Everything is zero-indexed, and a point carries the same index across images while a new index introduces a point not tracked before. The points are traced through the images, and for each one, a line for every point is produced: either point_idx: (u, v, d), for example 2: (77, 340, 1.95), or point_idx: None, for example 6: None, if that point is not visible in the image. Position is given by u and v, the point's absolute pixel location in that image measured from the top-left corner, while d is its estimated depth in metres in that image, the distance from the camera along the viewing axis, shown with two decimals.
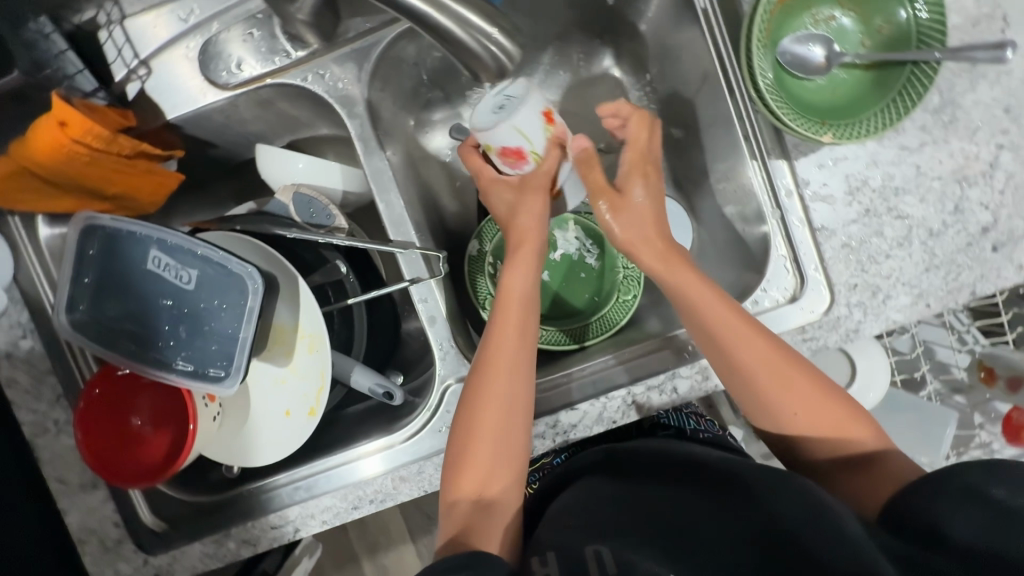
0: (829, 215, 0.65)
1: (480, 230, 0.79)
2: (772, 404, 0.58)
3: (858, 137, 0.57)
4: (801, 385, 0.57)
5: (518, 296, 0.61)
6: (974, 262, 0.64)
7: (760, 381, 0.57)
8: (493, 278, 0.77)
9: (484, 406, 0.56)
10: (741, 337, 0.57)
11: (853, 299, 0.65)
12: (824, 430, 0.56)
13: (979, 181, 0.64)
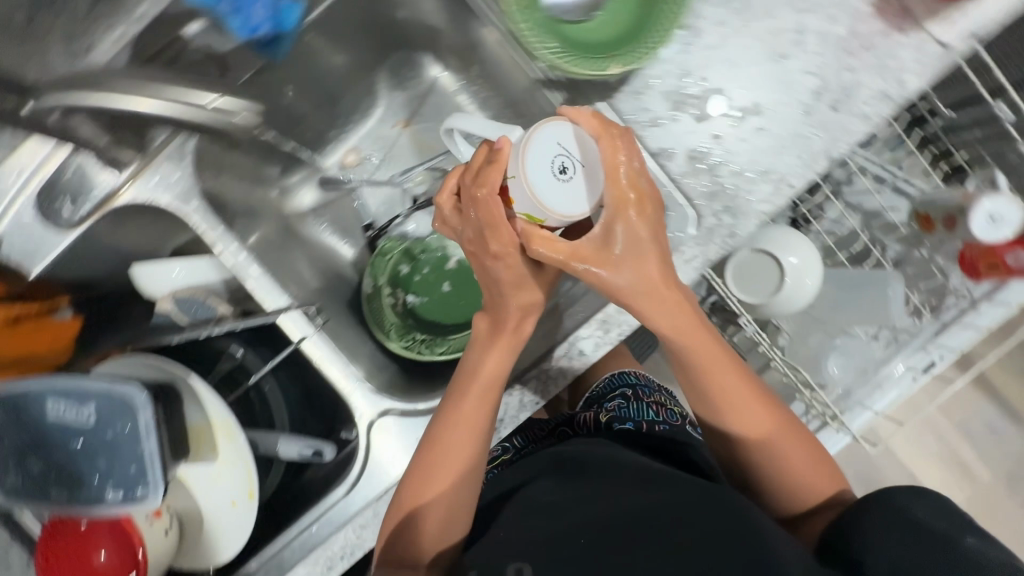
0: (664, 137, 0.65)
1: (370, 267, 0.81)
2: (740, 429, 0.64)
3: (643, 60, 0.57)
4: (769, 428, 0.63)
5: (495, 378, 0.61)
6: (818, 130, 0.64)
7: (728, 408, 0.63)
8: (396, 306, 0.79)
9: (447, 468, 0.61)
10: (719, 375, 0.62)
11: (717, 208, 0.65)
12: (781, 467, 0.64)
13: (794, 51, 0.63)
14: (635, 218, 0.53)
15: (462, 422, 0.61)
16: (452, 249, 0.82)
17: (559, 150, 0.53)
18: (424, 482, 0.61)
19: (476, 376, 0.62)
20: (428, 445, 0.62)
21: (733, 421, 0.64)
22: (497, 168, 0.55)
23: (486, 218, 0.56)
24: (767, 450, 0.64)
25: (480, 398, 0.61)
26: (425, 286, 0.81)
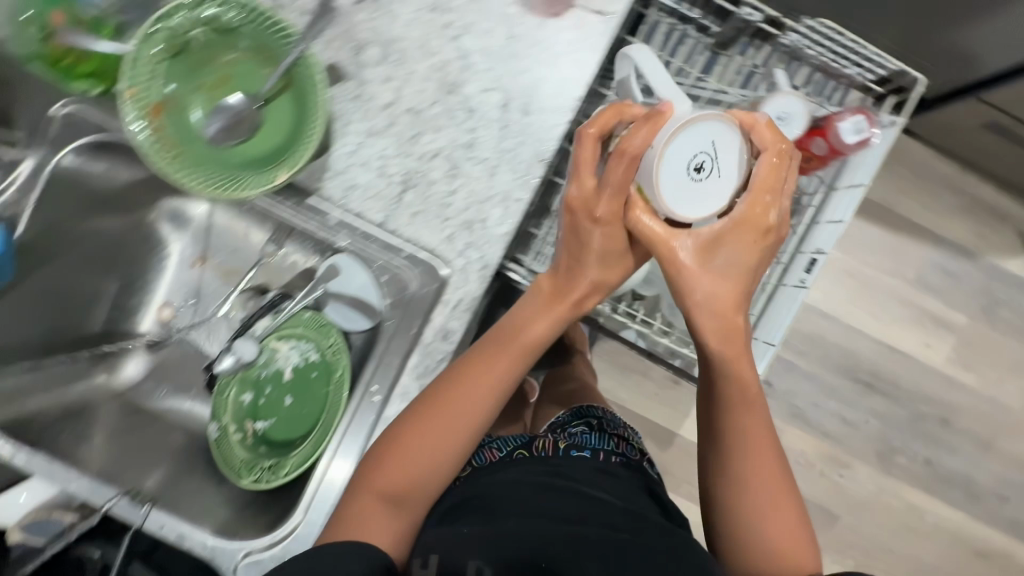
0: (383, 204, 0.65)
1: (213, 411, 0.83)
2: (738, 441, 0.64)
3: (306, 158, 0.58)
4: (767, 455, 0.63)
5: (519, 348, 0.64)
6: (520, 139, 0.64)
7: (739, 407, 0.64)
8: (244, 441, 0.81)
9: (401, 466, 0.61)
10: (733, 360, 0.63)
11: (460, 247, 0.65)
12: (765, 511, 0.62)
13: (465, 77, 0.63)
14: (675, 237, 0.60)
15: (443, 430, 0.61)
16: (283, 361, 0.84)
17: (700, 148, 0.56)
18: (390, 471, 0.61)
19: (504, 330, 0.65)
20: (437, 406, 0.61)
21: (744, 427, 0.64)
22: (585, 162, 0.61)
23: (612, 180, 0.59)
24: (754, 481, 0.63)
25: (484, 382, 0.63)
26: (270, 408, 0.83)
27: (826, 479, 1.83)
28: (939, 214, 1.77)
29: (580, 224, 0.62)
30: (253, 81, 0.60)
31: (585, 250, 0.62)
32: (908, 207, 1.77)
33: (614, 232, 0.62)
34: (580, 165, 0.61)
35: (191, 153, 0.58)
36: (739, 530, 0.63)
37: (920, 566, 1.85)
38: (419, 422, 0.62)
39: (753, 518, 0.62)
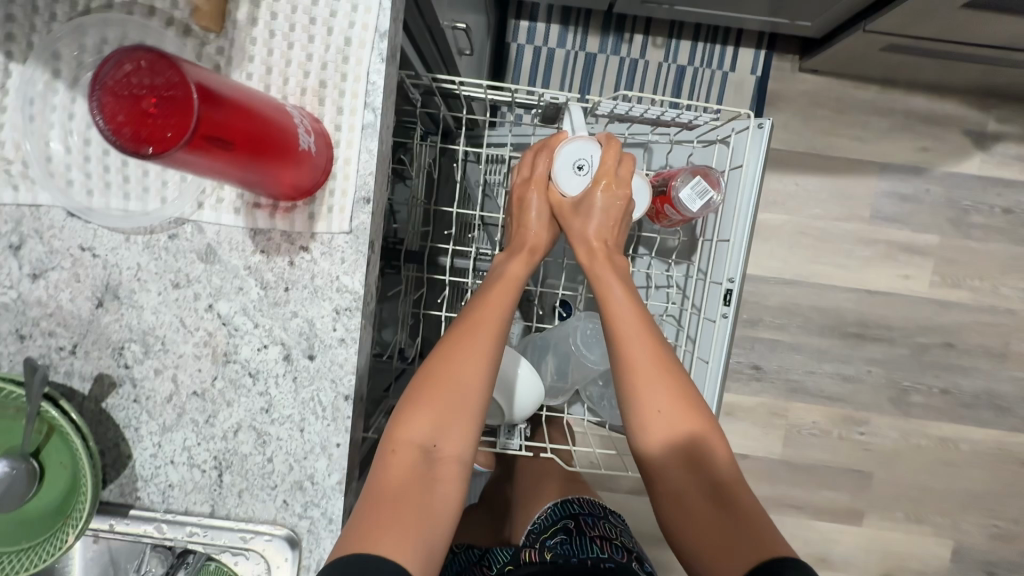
0: (204, 494, 0.60)
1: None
2: (650, 389, 0.66)
3: (94, 501, 0.54)
4: (655, 383, 0.66)
5: (508, 294, 0.71)
6: (314, 383, 0.58)
7: (643, 357, 0.67)
8: None
9: (412, 453, 0.60)
10: (615, 310, 0.71)
11: (298, 510, 0.60)
12: (675, 468, 0.64)
13: (234, 342, 0.58)
14: (570, 215, 0.79)
15: (450, 386, 0.63)
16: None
17: (581, 155, 0.78)
18: (422, 426, 0.61)
19: (501, 279, 0.72)
20: (425, 389, 0.63)
21: (644, 354, 0.67)
22: (530, 167, 0.82)
23: (541, 152, 0.81)
24: (670, 437, 0.65)
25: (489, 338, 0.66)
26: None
27: (849, 442, 1.73)
28: (874, 141, 1.65)
29: (525, 237, 0.79)
30: (10, 439, 0.56)
31: (532, 238, 0.79)
32: (840, 144, 1.65)
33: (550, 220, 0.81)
34: (522, 184, 0.82)
35: None
36: (698, 526, 0.62)
37: (974, 495, 1.75)
38: (430, 376, 0.63)
39: (676, 448, 0.65)
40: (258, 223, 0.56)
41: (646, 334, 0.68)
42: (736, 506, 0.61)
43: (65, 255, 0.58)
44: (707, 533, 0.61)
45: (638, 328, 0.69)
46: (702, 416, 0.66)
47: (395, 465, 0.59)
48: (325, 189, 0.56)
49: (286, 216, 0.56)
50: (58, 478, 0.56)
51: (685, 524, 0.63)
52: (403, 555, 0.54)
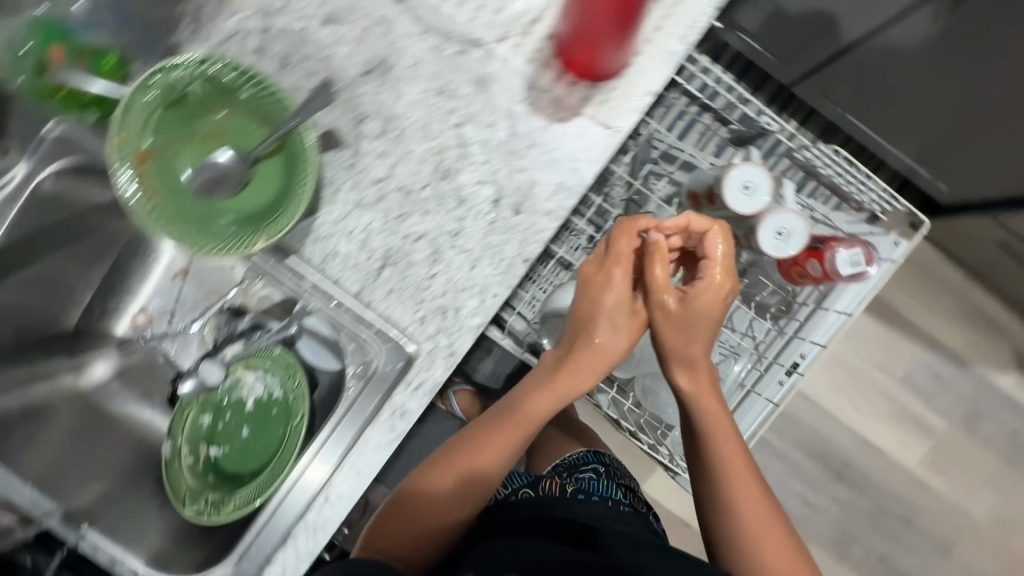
0: (359, 276, 0.65)
1: (167, 431, 0.83)
2: (719, 486, 0.73)
3: (278, 232, 0.57)
4: (745, 483, 0.73)
5: (528, 420, 0.75)
6: (507, 234, 0.63)
7: (721, 455, 0.73)
8: (195, 466, 0.81)
9: (467, 479, 0.75)
10: (714, 418, 0.74)
11: (431, 330, 0.65)
12: (753, 568, 0.70)
13: (461, 165, 0.63)
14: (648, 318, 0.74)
15: (500, 439, 0.75)
16: (247, 391, 0.85)
17: (751, 175, 0.82)
18: (489, 460, 0.75)
19: (513, 410, 0.76)
20: (504, 423, 0.76)
21: (722, 454, 0.74)
22: (621, 254, 0.73)
23: (615, 254, 0.73)
24: (734, 525, 0.72)
25: (515, 429, 0.75)
26: (227, 435, 0.83)
27: None
28: (939, 318, 1.75)
29: (593, 347, 0.72)
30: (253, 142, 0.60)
31: (605, 349, 0.73)
32: (909, 305, 1.75)
33: (637, 321, 0.74)
34: (595, 266, 0.74)
35: (180, 200, 0.59)
36: (744, 566, 0.70)
37: None
38: (500, 432, 0.76)
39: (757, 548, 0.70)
40: (540, 81, 0.61)
41: (727, 433, 0.74)
42: (774, 562, 0.70)
43: (365, 18, 0.62)
44: None
45: (719, 423, 0.74)
46: (765, 503, 0.73)
47: (434, 486, 0.75)
48: (610, 83, 0.61)
49: (565, 87, 0.61)
50: (264, 194, 0.61)
51: None
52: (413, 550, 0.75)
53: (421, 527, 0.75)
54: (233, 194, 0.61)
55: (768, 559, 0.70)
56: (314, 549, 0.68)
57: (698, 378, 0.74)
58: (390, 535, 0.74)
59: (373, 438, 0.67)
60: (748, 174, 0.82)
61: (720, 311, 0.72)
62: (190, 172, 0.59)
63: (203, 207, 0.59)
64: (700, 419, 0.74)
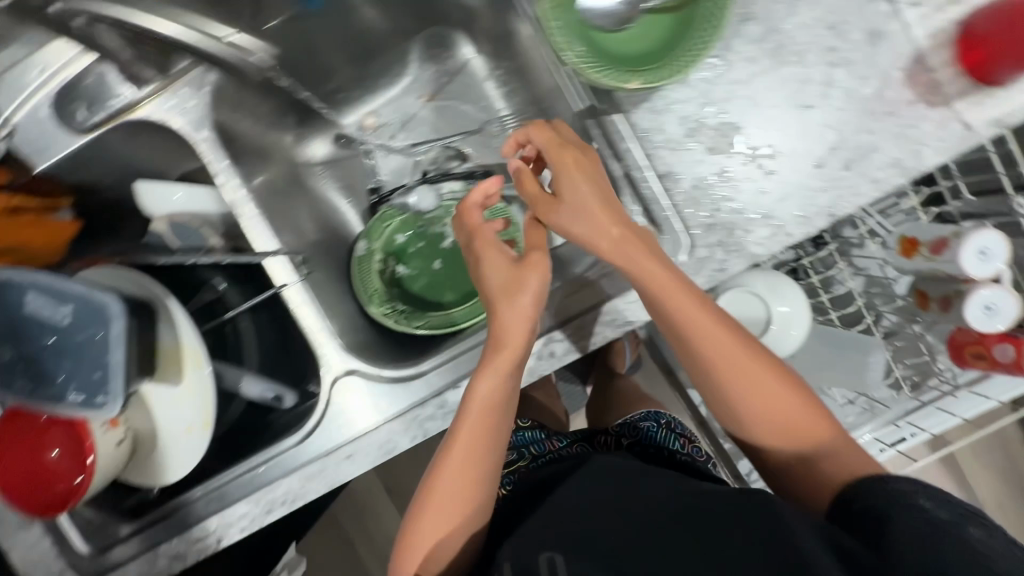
0: (672, 161, 0.65)
1: (365, 231, 0.82)
2: (738, 400, 0.61)
3: (660, 81, 0.56)
4: (769, 378, 0.61)
5: (492, 399, 0.61)
6: (827, 184, 0.64)
7: (735, 372, 0.61)
8: (382, 273, 0.81)
9: (466, 479, 0.62)
10: (705, 338, 0.60)
11: (712, 240, 0.65)
12: (757, 400, 0.61)
13: (817, 103, 0.63)
14: (542, 259, 0.61)
15: (477, 430, 0.61)
16: (449, 229, 0.84)
17: (990, 246, 0.73)
18: (460, 467, 0.62)
19: (472, 398, 0.61)
20: (468, 404, 0.61)
21: (734, 392, 0.61)
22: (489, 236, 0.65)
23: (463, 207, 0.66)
24: (762, 430, 0.62)
25: (482, 419, 0.61)
26: (416, 259, 0.83)
27: None
28: None
29: (502, 320, 0.60)
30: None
31: (505, 327, 0.60)
32: None
33: (533, 271, 0.61)
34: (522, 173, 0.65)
35: (573, 14, 0.60)
36: (792, 474, 0.61)
37: None
38: (456, 441, 0.62)
39: (774, 439, 0.62)
40: (930, 59, 0.62)
41: (725, 350, 0.60)
42: (831, 458, 0.59)
43: None
44: (800, 451, 0.60)
45: (707, 335, 0.60)
46: (797, 396, 0.61)
47: (431, 518, 0.62)
48: (995, 90, 0.61)
49: (949, 75, 0.62)
50: (644, 45, 0.60)
51: (775, 442, 0.61)
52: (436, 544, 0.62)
53: (446, 536, 0.62)
54: (615, 32, 0.61)
55: (784, 444, 0.61)
56: None
57: (672, 312, 0.59)
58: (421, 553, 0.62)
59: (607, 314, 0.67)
60: (995, 250, 0.74)
61: (586, 180, 0.60)
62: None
63: (587, 29, 0.61)
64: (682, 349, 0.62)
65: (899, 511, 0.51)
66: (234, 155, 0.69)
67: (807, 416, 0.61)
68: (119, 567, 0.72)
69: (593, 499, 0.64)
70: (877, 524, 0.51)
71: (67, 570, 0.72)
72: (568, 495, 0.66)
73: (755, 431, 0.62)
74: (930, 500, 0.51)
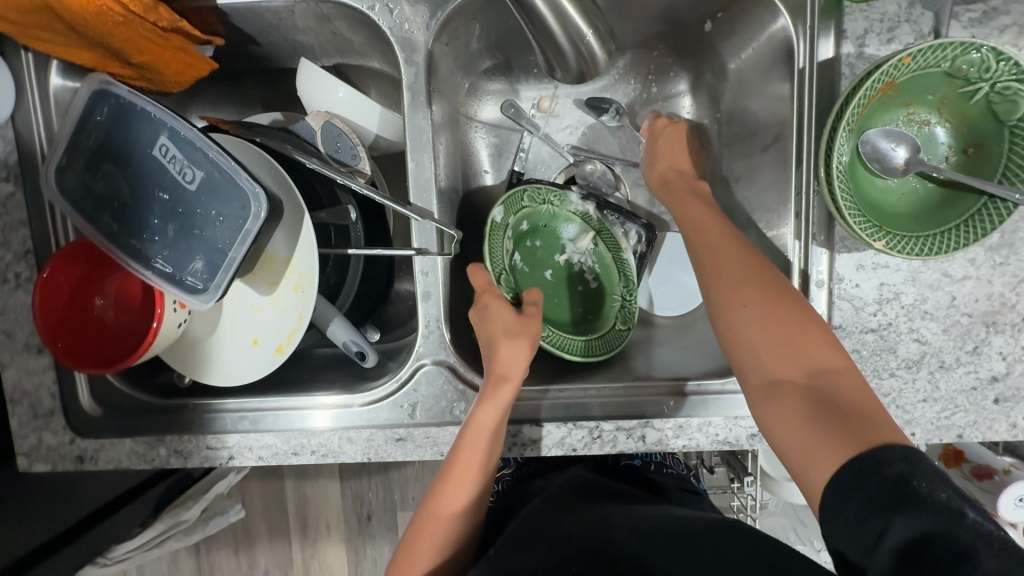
0: (851, 318, 0.62)
1: (505, 200, 0.73)
2: (761, 359, 0.48)
3: (910, 256, 0.53)
4: (800, 336, 0.48)
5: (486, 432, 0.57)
6: (971, 407, 0.63)
7: (763, 326, 0.49)
8: (506, 253, 0.74)
9: (450, 501, 0.56)
10: (746, 281, 0.51)
11: None
12: (774, 359, 0.47)
13: (1006, 330, 0.62)
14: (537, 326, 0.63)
15: (468, 453, 0.56)
16: (569, 247, 0.76)
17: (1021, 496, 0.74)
18: (454, 482, 0.56)
19: (466, 426, 0.57)
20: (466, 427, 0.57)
21: (746, 336, 0.49)
22: (486, 284, 0.64)
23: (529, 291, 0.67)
24: (779, 405, 0.46)
25: (472, 454, 0.56)
26: (531, 257, 0.76)
27: None
28: None
29: (496, 358, 0.59)
30: (946, 168, 0.56)
31: (505, 364, 0.59)
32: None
33: (528, 329, 0.62)
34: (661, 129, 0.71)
35: (854, 142, 0.56)
36: (791, 453, 0.45)
37: None
38: (457, 449, 0.56)
39: (796, 405, 0.45)
40: None
41: (756, 312, 0.49)
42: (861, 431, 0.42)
43: None
44: (821, 445, 0.43)
45: (747, 290, 0.50)
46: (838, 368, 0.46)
47: (423, 545, 0.55)
48: None
49: None
50: (895, 206, 0.58)
51: (791, 431, 0.45)
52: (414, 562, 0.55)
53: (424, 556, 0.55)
54: (881, 178, 0.57)
55: (815, 422, 0.44)
56: (579, 451, 0.65)
57: (726, 289, 0.51)
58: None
59: (710, 426, 0.65)
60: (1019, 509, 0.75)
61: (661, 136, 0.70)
62: (885, 131, 0.56)
63: (858, 164, 0.56)
64: (718, 319, 0.51)
65: (900, 489, 0.38)
66: (431, 93, 0.62)
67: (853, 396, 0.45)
68: (113, 437, 0.66)
69: (559, 514, 0.60)
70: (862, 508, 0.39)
71: (56, 414, 0.66)
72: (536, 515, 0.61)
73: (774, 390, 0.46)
74: (927, 480, 0.38)
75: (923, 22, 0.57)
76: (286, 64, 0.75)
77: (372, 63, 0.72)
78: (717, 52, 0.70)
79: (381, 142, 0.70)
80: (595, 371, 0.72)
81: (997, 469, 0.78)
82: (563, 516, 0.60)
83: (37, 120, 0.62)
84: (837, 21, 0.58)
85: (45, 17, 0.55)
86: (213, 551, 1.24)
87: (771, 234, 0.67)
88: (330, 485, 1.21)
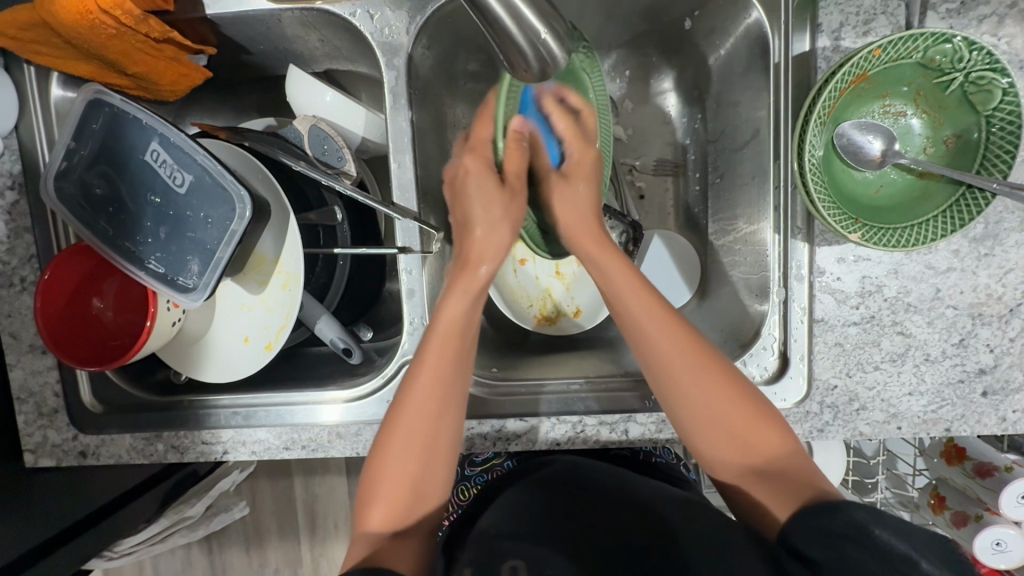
0: (832, 311, 0.62)
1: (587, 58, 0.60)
2: (691, 396, 0.53)
3: (886, 247, 0.53)
4: (701, 388, 0.53)
5: (460, 323, 0.57)
6: (959, 400, 0.62)
7: (685, 373, 0.53)
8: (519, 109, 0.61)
9: (424, 406, 0.54)
10: (655, 319, 0.55)
11: (828, 400, 0.63)
12: (697, 384, 0.53)
13: (993, 322, 0.61)
14: (520, 209, 0.63)
15: (436, 361, 0.55)
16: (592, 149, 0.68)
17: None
18: (426, 385, 0.54)
19: (436, 323, 0.57)
20: (432, 337, 0.56)
21: (672, 406, 0.54)
22: (483, 141, 0.64)
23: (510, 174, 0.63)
24: (716, 436, 0.53)
25: (446, 348, 0.56)
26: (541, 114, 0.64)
27: None
28: None
29: (470, 246, 0.62)
30: (922, 159, 0.56)
31: (478, 248, 0.61)
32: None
33: (510, 214, 0.63)
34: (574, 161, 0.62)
35: (829, 135, 0.56)
36: (720, 473, 0.54)
37: None
38: (428, 350, 0.56)
39: (722, 457, 0.53)
40: None
41: (683, 368, 0.53)
42: (777, 469, 0.51)
43: None
44: (749, 467, 0.52)
45: (652, 324, 0.55)
46: (749, 399, 0.53)
47: (401, 448, 0.54)
48: None
49: None
50: (872, 197, 0.58)
51: (719, 448, 0.53)
52: (387, 509, 0.53)
53: (403, 458, 0.53)
54: (856, 171, 0.58)
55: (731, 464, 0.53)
56: (562, 444, 0.66)
57: (629, 299, 0.56)
58: (386, 484, 0.53)
59: None
60: None
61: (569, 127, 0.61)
62: (859, 123, 0.56)
63: (833, 157, 0.57)
64: (624, 317, 0.57)
65: (857, 535, 0.42)
66: (413, 95, 0.64)
67: (760, 433, 0.52)
68: (113, 433, 0.69)
69: (567, 503, 0.55)
70: (835, 557, 0.41)
71: (60, 411, 0.69)
72: (495, 525, 0.53)
73: (703, 453, 0.54)
74: (887, 530, 0.41)
75: (899, 14, 0.57)
76: (277, 72, 0.78)
77: (360, 68, 0.74)
78: (700, 49, 0.71)
79: (368, 145, 0.72)
80: (582, 368, 0.72)
81: (1000, 466, 0.74)
82: (533, 518, 0.53)
83: (39, 130, 0.65)
84: (812, 17, 0.58)
85: (41, 32, 0.58)
86: (224, 548, 1.27)
87: (753, 228, 0.67)
88: (338, 483, 1.22)
